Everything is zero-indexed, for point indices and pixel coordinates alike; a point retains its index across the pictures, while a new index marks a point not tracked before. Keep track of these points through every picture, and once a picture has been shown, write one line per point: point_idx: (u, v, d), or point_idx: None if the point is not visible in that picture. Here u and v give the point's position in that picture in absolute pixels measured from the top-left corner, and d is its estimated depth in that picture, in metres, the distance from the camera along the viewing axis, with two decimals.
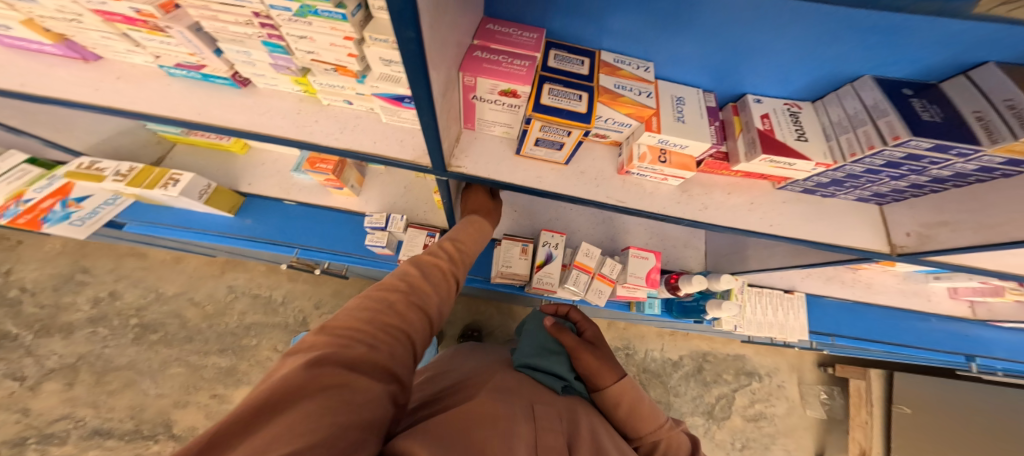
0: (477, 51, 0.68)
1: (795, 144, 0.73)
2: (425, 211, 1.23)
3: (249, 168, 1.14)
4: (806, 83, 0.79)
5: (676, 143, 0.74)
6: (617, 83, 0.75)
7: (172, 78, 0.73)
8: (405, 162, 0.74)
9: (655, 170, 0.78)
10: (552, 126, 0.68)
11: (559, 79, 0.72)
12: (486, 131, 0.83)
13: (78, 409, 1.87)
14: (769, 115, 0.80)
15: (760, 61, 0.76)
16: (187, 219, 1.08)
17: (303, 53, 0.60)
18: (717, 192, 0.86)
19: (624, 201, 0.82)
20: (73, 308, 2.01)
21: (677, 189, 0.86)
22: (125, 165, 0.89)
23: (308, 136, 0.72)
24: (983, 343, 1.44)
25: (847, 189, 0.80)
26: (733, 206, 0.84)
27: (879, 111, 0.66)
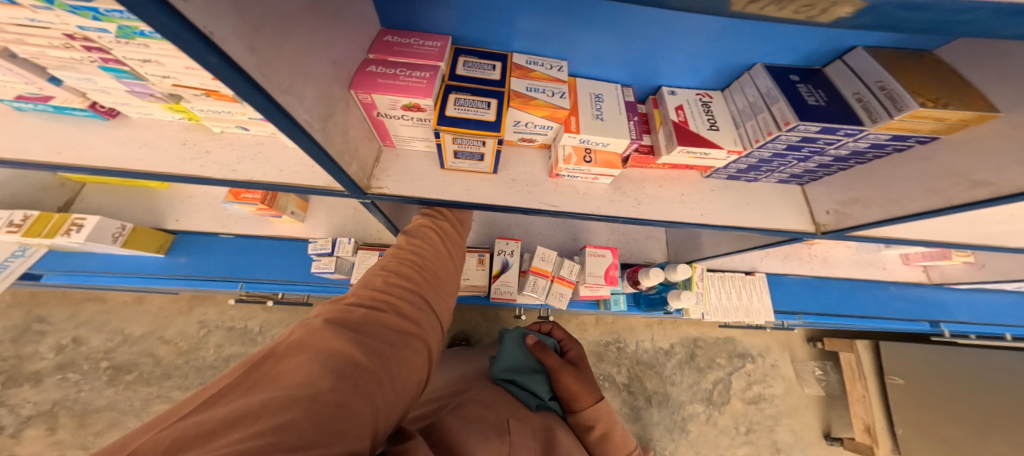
0: (371, 65, 0.64)
1: (708, 134, 0.67)
2: (378, 230, 1.17)
3: (173, 203, 1.05)
4: (714, 73, 0.73)
5: (597, 142, 0.71)
6: (530, 86, 0.72)
7: (22, 113, 0.64)
8: (320, 189, 0.67)
9: (584, 171, 0.74)
10: (462, 137, 0.65)
11: (465, 87, 0.69)
12: (408, 147, 0.79)
13: (66, 451, 1.80)
14: (683, 106, 0.73)
15: (669, 52, 0.71)
16: (114, 262, 0.99)
17: (159, 78, 0.52)
18: (648, 185, 0.79)
19: (558, 205, 0.77)
20: (36, 357, 1.93)
21: (609, 187, 0.79)
22: (17, 213, 0.79)
23: (196, 170, 0.64)
24: (945, 308, 1.33)
25: (766, 173, 0.73)
26: (663, 197, 0.78)
27: (770, 98, 0.61)
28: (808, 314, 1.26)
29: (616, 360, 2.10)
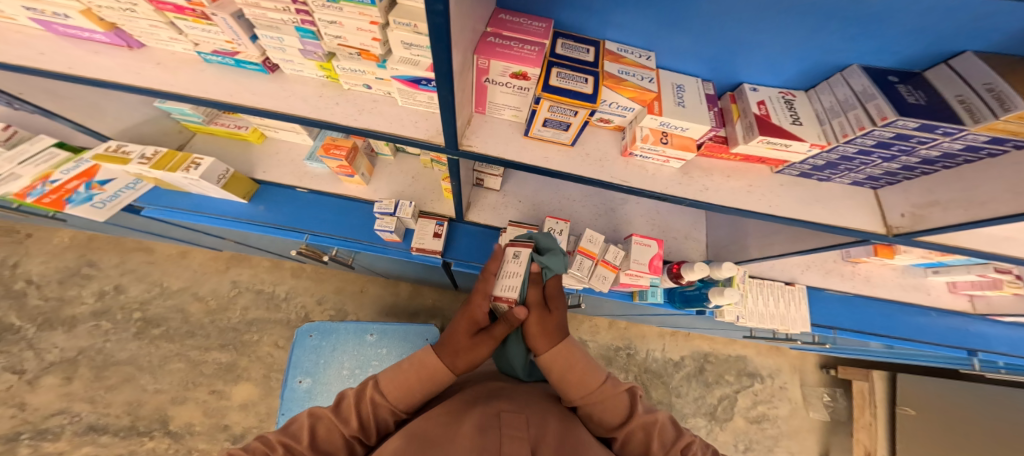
0: (489, 37, 0.69)
1: (790, 127, 0.73)
2: (433, 201, 1.24)
3: (265, 156, 1.19)
4: (798, 73, 0.80)
5: (676, 126, 0.74)
6: (622, 69, 0.76)
7: (206, 63, 0.74)
8: (420, 141, 0.73)
9: (657, 152, 0.77)
10: (559, 106, 0.67)
11: (564, 62, 0.72)
12: (496, 115, 0.82)
13: (74, 404, 1.85)
14: (765, 102, 0.80)
15: (758, 50, 0.76)
16: (200, 204, 1.13)
17: (331, 38, 0.63)
18: (716, 174, 0.85)
19: (628, 180, 0.81)
20: (78, 301, 2.00)
21: (677, 171, 0.85)
22: (149, 148, 0.93)
23: (328, 116, 0.72)
24: (984, 338, 1.40)
25: (842, 172, 0.79)
26: (730, 188, 0.83)
27: (866, 95, 0.67)
28: (843, 329, 1.33)
29: (624, 366, 2.17)
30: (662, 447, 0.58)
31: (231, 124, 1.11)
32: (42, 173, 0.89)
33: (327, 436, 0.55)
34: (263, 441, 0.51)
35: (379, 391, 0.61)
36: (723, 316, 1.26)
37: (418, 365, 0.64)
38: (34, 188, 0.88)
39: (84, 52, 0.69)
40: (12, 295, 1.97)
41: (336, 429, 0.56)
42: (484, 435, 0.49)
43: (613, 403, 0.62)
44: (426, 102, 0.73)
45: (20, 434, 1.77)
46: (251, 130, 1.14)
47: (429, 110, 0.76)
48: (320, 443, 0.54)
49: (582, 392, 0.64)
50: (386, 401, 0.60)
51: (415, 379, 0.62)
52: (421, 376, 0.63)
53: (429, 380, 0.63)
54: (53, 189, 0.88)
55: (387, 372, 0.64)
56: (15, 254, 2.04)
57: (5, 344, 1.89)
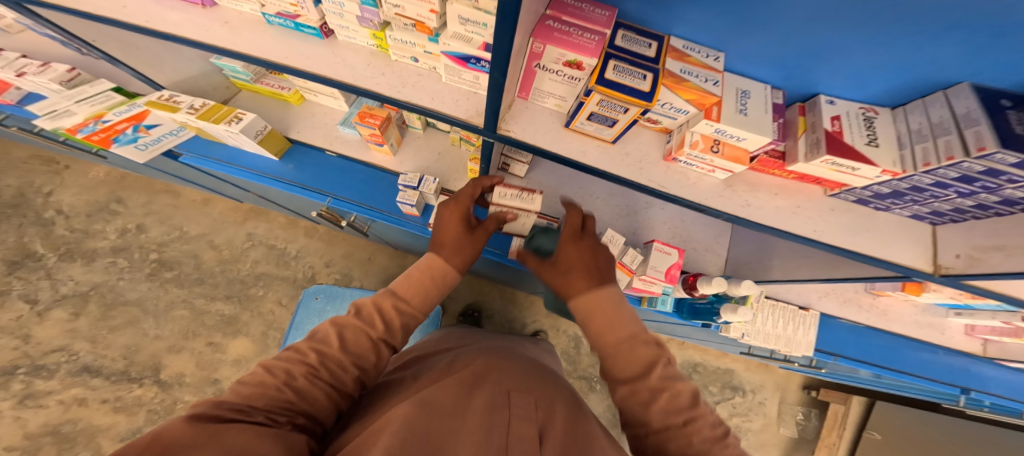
0: (546, 17, 0.66)
1: (863, 148, 0.69)
2: (455, 179, 1.31)
3: (301, 117, 1.29)
4: (887, 89, 0.75)
5: (734, 134, 0.69)
6: (684, 68, 0.70)
7: (269, 26, 0.81)
8: (457, 120, 0.79)
9: (704, 161, 0.74)
10: (610, 101, 0.64)
11: (625, 52, 0.68)
12: (538, 102, 0.83)
13: (75, 342, 1.98)
14: (840, 117, 0.75)
15: (842, 60, 0.72)
16: (233, 157, 1.25)
17: (391, 8, 0.69)
18: (762, 191, 0.83)
19: (665, 186, 0.80)
20: (101, 236, 2.15)
21: (721, 183, 0.83)
22: (198, 101, 1.05)
23: (372, 86, 0.79)
24: (982, 379, 1.46)
25: (906, 203, 0.76)
26: (776, 208, 0.81)
27: (967, 120, 0.62)
28: (844, 357, 1.39)
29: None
30: (665, 414, 0.53)
31: (276, 85, 1.21)
32: (95, 112, 1.03)
33: (356, 338, 0.61)
34: (294, 350, 0.56)
35: (398, 298, 0.69)
36: (727, 331, 1.36)
37: (428, 271, 0.74)
38: (87, 125, 1.01)
39: (164, 8, 0.78)
40: (43, 222, 2.14)
41: (363, 332, 0.62)
42: (492, 414, 0.50)
43: (636, 353, 0.60)
44: (469, 81, 0.79)
45: (18, 369, 1.91)
46: (292, 92, 1.23)
47: (471, 89, 0.82)
48: (349, 345, 0.59)
49: (615, 334, 0.63)
50: (408, 305, 0.69)
51: (428, 280, 0.73)
52: (433, 278, 0.74)
53: (441, 281, 0.75)
54: (103, 128, 1.01)
55: (401, 282, 0.72)
56: (53, 184, 2.22)
57: (26, 269, 2.06)
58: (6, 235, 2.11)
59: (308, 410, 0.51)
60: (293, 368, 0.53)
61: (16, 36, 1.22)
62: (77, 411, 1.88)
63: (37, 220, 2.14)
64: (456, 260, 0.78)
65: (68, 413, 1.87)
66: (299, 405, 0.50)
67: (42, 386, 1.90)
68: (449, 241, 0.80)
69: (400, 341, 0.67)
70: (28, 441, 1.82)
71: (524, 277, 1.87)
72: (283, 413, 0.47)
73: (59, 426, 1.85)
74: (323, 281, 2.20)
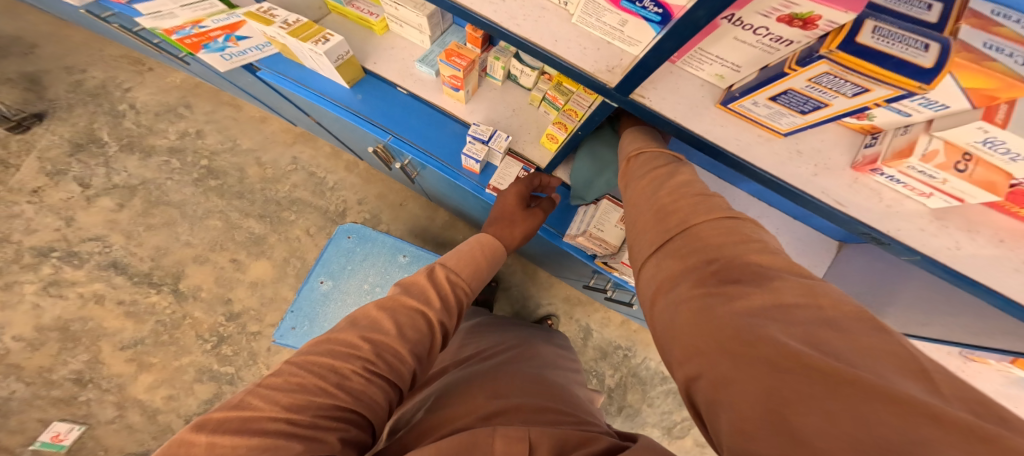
0: None
1: None
2: (523, 141, 1.19)
3: (380, 48, 1.17)
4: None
5: (1013, 151, 0.46)
6: (992, 41, 0.42)
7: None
8: (585, 73, 0.71)
9: (930, 179, 0.53)
10: (839, 76, 0.48)
11: (889, 8, 0.45)
12: (689, 70, 0.72)
13: (111, 234, 2.04)
14: None
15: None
16: (306, 79, 1.16)
17: None
18: (976, 234, 0.60)
19: (844, 203, 0.61)
20: (161, 134, 2.20)
21: (928, 212, 0.62)
22: (292, 17, 0.98)
23: (490, 13, 0.74)
24: None
25: None
26: (989, 258, 0.58)
27: None
28: None
29: (615, 364, 2.28)
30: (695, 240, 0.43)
31: (364, 9, 1.12)
32: (194, 18, 0.97)
33: (410, 323, 0.57)
34: (344, 341, 0.52)
35: (447, 270, 0.70)
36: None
37: (476, 248, 0.78)
38: (183, 27, 0.97)
39: None
40: (114, 114, 2.21)
41: (417, 317, 0.59)
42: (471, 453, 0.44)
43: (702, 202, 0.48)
44: (604, 24, 0.70)
45: (52, 251, 2.00)
46: (379, 20, 1.13)
47: (601, 38, 0.74)
48: (406, 331, 0.56)
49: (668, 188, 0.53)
50: (458, 278, 0.70)
51: (477, 253, 0.77)
52: (482, 250, 0.78)
53: (490, 249, 0.80)
54: (199, 34, 0.98)
55: (450, 257, 0.74)
56: (132, 82, 2.29)
57: (90, 155, 2.13)
58: (79, 119, 2.19)
59: (364, 413, 0.49)
60: (341, 365, 0.49)
61: None
62: (91, 310, 1.95)
63: (109, 112, 2.22)
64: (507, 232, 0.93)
65: (82, 311, 1.94)
66: (354, 409, 0.47)
67: (69, 275, 1.98)
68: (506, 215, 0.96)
69: (451, 320, 0.65)
70: (37, 333, 1.91)
71: (561, 260, 1.77)
72: (338, 420, 0.46)
73: (69, 323, 1.93)
74: (352, 218, 2.17)
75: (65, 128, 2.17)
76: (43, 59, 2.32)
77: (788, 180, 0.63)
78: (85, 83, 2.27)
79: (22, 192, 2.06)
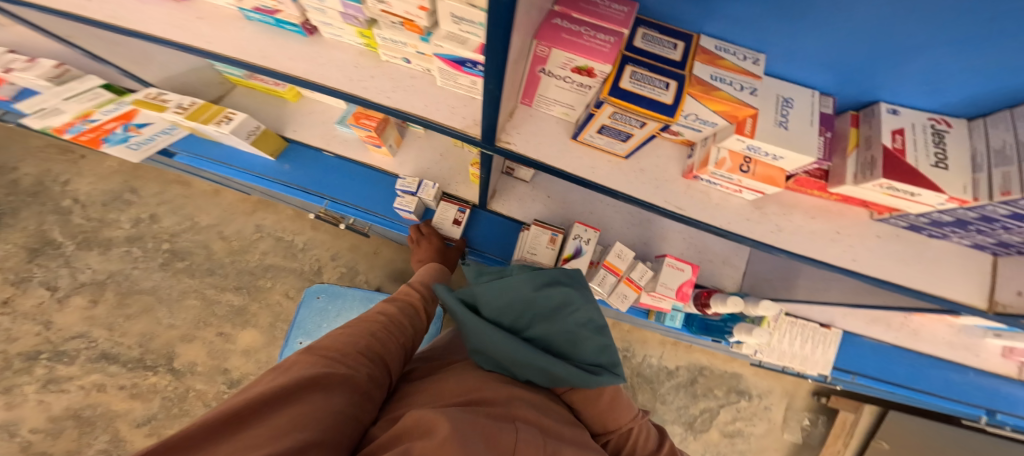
0: (556, 19, 0.60)
1: (928, 171, 0.55)
2: (457, 183, 1.28)
3: (298, 115, 1.28)
4: (966, 96, 0.62)
5: (769, 152, 0.60)
6: (715, 74, 0.62)
7: (246, 21, 0.79)
8: (453, 130, 0.74)
9: (730, 180, 0.66)
10: (624, 114, 0.60)
11: (647, 54, 0.62)
12: (542, 110, 0.79)
13: (94, 329, 2.08)
14: (903, 130, 0.62)
15: (907, 62, 0.60)
16: (229, 156, 1.25)
17: (374, 4, 0.63)
18: (797, 214, 0.70)
19: (683, 208, 0.71)
20: (116, 224, 2.26)
21: (749, 204, 0.72)
22: (186, 100, 1.04)
23: (361, 91, 0.75)
24: (1008, 400, 1.39)
25: (970, 231, 0.61)
26: (811, 233, 0.68)
27: (998, 158, 0.55)
28: (864, 376, 1.35)
29: None
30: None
31: (269, 81, 1.18)
32: (83, 112, 1.03)
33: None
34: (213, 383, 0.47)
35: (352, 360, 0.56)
36: (740, 348, 1.32)
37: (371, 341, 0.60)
38: (74, 126, 1.01)
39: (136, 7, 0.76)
40: (61, 210, 2.25)
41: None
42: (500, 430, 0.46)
43: (644, 429, 0.71)
44: (467, 86, 0.73)
45: (41, 354, 2.02)
46: (287, 89, 1.21)
47: (468, 95, 0.77)
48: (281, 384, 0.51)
49: (627, 415, 0.69)
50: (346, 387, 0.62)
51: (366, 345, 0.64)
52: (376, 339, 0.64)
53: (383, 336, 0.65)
54: (92, 128, 1.01)
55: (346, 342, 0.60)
56: (69, 173, 2.32)
57: (48, 257, 2.18)
58: (28, 221, 2.23)
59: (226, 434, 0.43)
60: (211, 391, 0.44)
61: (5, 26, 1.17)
62: (96, 397, 1.98)
63: (55, 209, 2.25)
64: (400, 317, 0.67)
65: (88, 399, 1.97)
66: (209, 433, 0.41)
67: (63, 372, 2.00)
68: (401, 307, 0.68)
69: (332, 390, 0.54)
70: (51, 424, 1.93)
71: None
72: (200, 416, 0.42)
73: (80, 411, 1.96)
74: (329, 275, 2.24)
75: (17, 235, 2.20)
76: None
77: (638, 195, 0.72)
78: (20, 182, 2.28)
79: None
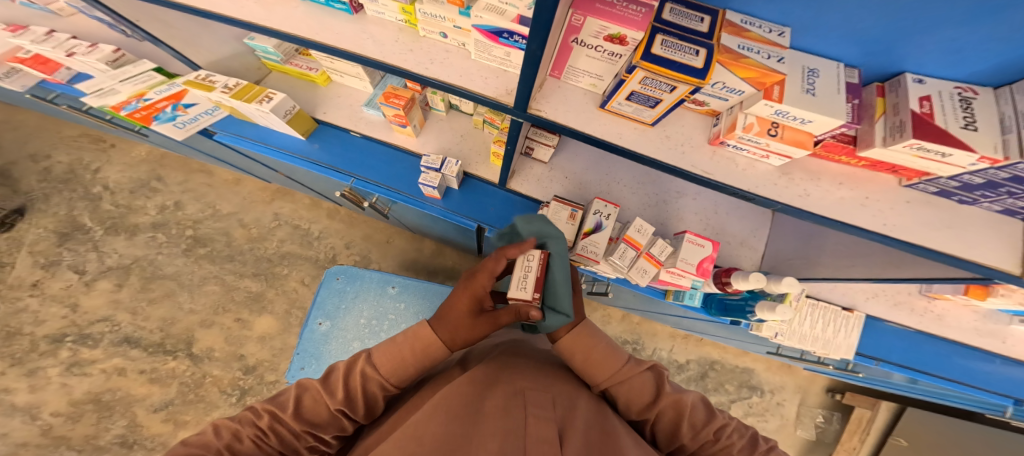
0: None
1: (959, 132, 0.53)
2: (478, 163, 1.32)
3: (327, 97, 1.32)
4: (997, 64, 0.60)
5: (796, 116, 0.60)
6: (742, 44, 0.62)
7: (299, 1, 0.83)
8: (488, 98, 0.76)
9: (758, 144, 0.66)
10: (655, 79, 0.61)
11: (673, 25, 0.62)
12: (571, 82, 0.81)
13: (118, 312, 2.17)
14: (930, 98, 0.60)
15: (934, 32, 0.58)
16: (263, 136, 1.29)
17: None
18: (824, 181, 0.72)
19: (711, 172, 0.72)
20: (142, 211, 2.34)
21: (776, 170, 0.73)
22: (232, 80, 1.09)
23: (401, 63, 0.78)
24: None
25: (1001, 196, 0.60)
26: (839, 199, 0.69)
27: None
28: (887, 362, 1.32)
29: None
30: (693, 431, 0.60)
31: (303, 65, 1.23)
32: (136, 91, 1.08)
33: (313, 407, 0.59)
34: (251, 410, 0.57)
35: (376, 374, 0.62)
36: (760, 329, 1.33)
37: (413, 338, 0.65)
38: (128, 103, 1.05)
39: None
40: (90, 197, 2.34)
41: (322, 400, 0.60)
42: (510, 418, 0.49)
43: (638, 383, 0.65)
44: (500, 58, 0.76)
45: (66, 336, 2.11)
46: (319, 73, 1.26)
47: (500, 67, 0.80)
48: (305, 411, 0.59)
49: (607, 372, 0.66)
50: (389, 385, 0.62)
51: (408, 352, 0.64)
52: (415, 349, 0.64)
53: (423, 354, 0.64)
54: (145, 106, 1.05)
55: (381, 346, 0.66)
56: (99, 161, 2.41)
57: (77, 242, 2.27)
58: (58, 207, 2.31)
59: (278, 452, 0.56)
60: (242, 429, 0.54)
61: (68, 18, 1.28)
62: (116, 381, 2.06)
63: (84, 195, 2.34)
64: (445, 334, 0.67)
65: (109, 383, 2.06)
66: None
67: (87, 355, 2.09)
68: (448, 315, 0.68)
69: (357, 411, 0.61)
70: (73, 407, 2.01)
71: None
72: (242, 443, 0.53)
73: (100, 395, 2.03)
74: (343, 262, 2.29)
75: (47, 220, 2.29)
76: (10, 150, 2.41)
77: (667, 161, 0.74)
78: (52, 169, 2.37)
79: (22, 287, 2.18)
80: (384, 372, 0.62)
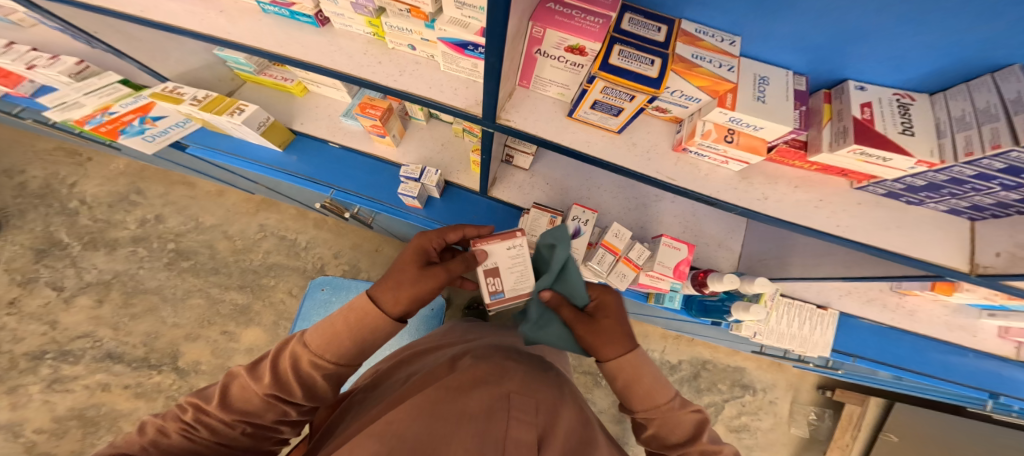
0: (549, 2, 0.65)
1: (897, 137, 0.56)
2: (459, 171, 1.32)
3: (305, 108, 1.32)
4: (930, 71, 0.63)
5: (749, 124, 0.63)
6: (696, 53, 0.64)
7: (264, 14, 0.84)
8: (457, 109, 0.77)
9: (717, 151, 0.68)
10: (614, 88, 0.62)
11: (629, 35, 0.64)
12: (540, 91, 0.82)
13: (99, 328, 2.12)
14: (871, 104, 0.63)
15: (874, 41, 0.61)
16: (239, 148, 1.29)
17: None
18: (782, 184, 0.74)
19: (674, 178, 0.74)
20: (122, 225, 2.30)
21: (736, 175, 0.76)
22: (201, 93, 1.09)
23: (369, 75, 0.79)
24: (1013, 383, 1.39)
25: (943, 197, 0.63)
26: (796, 202, 0.71)
27: (960, 124, 0.56)
28: (864, 358, 1.34)
29: None
30: None
31: (278, 76, 1.23)
32: (103, 105, 1.06)
33: (241, 395, 0.52)
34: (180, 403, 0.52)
35: (310, 351, 0.55)
36: (739, 330, 1.34)
37: (348, 309, 0.57)
38: (94, 117, 1.03)
39: None
40: (67, 212, 2.30)
41: (249, 387, 0.52)
42: (491, 419, 0.47)
43: (673, 421, 0.61)
44: (468, 69, 0.77)
45: (46, 353, 2.06)
46: (295, 83, 1.26)
47: (469, 78, 0.81)
48: (233, 400, 0.51)
49: (646, 405, 0.61)
50: (324, 362, 0.54)
51: (343, 326, 0.56)
52: (348, 321, 0.56)
53: (360, 326, 0.56)
54: (110, 120, 1.04)
55: (317, 325, 0.57)
56: (77, 175, 2.37)
57: (55, 258, 2.22)
58: (34, 223, 2.27)
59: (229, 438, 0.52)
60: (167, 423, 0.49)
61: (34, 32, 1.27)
62: (100, 397, 2.01)
63: (61, 210, 2.29)
64: (388, 295, 0.59)
65: (93, 399, 2.00)
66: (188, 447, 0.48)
67: (69, 371, 2.03)
68: (393, 274, 0.63)
69: (294, 392, 0.53)
70: (56, 424, 1.95)
71: None
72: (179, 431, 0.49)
73: (83, 411, 1.98)
74: (331, 272, 2.27)
75: (23, 236, 2.24)
76: None
77: (633, 168, 0.76)
78: (28, 184, 2.32)
79: None
80: (320, 349, 0.54)
